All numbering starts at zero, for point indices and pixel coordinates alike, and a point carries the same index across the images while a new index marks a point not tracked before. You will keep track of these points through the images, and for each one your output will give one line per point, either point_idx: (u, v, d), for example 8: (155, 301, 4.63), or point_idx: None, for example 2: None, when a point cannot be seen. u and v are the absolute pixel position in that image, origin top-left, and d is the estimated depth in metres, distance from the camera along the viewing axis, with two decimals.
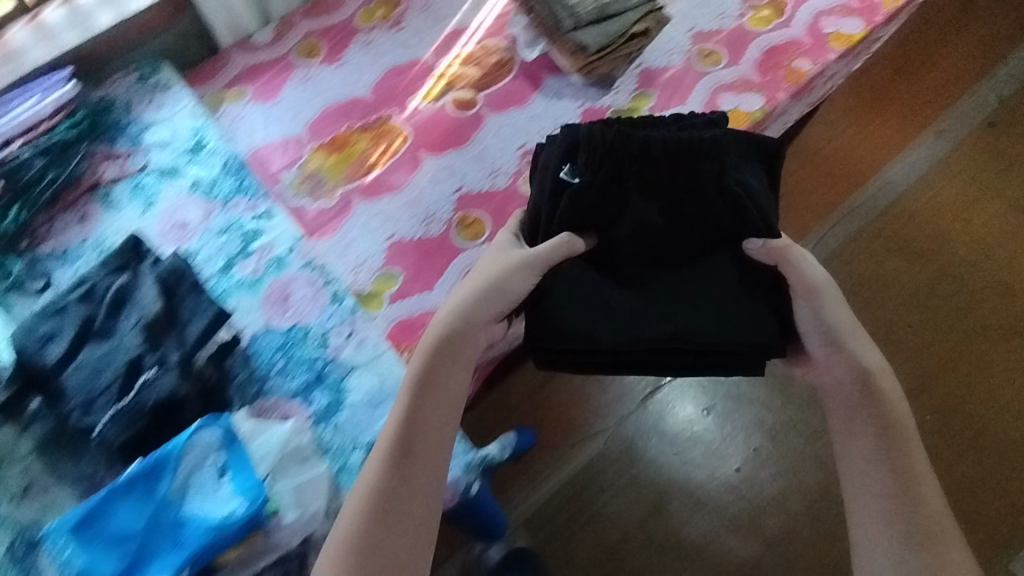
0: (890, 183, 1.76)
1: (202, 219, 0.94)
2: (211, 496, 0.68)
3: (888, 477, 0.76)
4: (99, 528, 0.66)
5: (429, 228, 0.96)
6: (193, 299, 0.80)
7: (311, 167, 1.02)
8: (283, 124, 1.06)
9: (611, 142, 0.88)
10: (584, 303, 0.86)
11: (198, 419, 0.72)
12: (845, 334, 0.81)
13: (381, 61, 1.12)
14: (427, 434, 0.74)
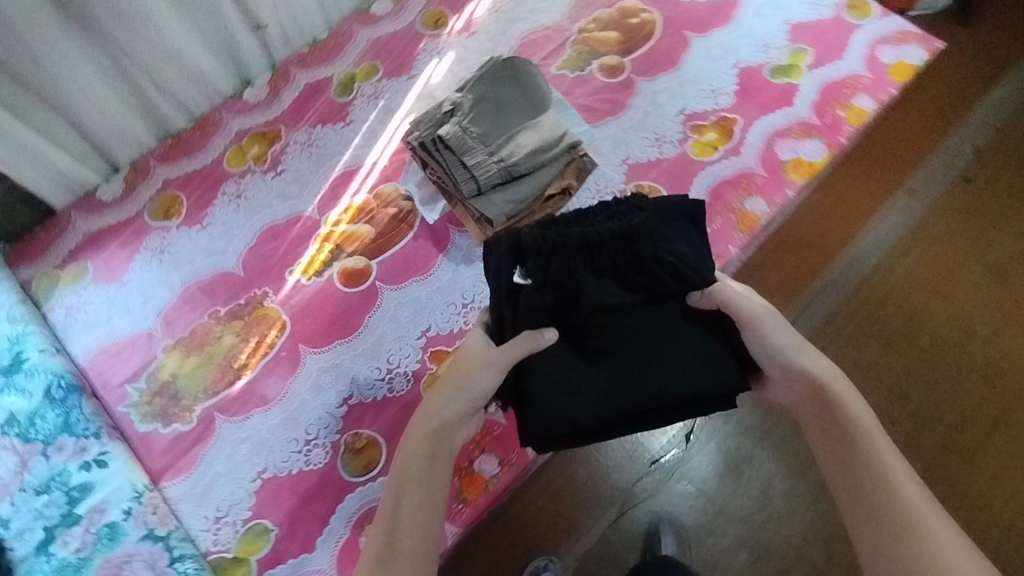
0: (861, 253, 1.26)
1: (13, 472, 0.73)
2: None
3: (876, 519, 0.56)
4: None
5: (310, 458, 0.77)
6: None
7: (163, 375, 0.82)
8: (131, 314, 0.86)
9: (556, 232, 0.71)
10: (552, 388, 0.71)
11: None
12: (788, 356, 0.67)
13: (253, 219, 0.92)
14: (411, 540, 0.63)
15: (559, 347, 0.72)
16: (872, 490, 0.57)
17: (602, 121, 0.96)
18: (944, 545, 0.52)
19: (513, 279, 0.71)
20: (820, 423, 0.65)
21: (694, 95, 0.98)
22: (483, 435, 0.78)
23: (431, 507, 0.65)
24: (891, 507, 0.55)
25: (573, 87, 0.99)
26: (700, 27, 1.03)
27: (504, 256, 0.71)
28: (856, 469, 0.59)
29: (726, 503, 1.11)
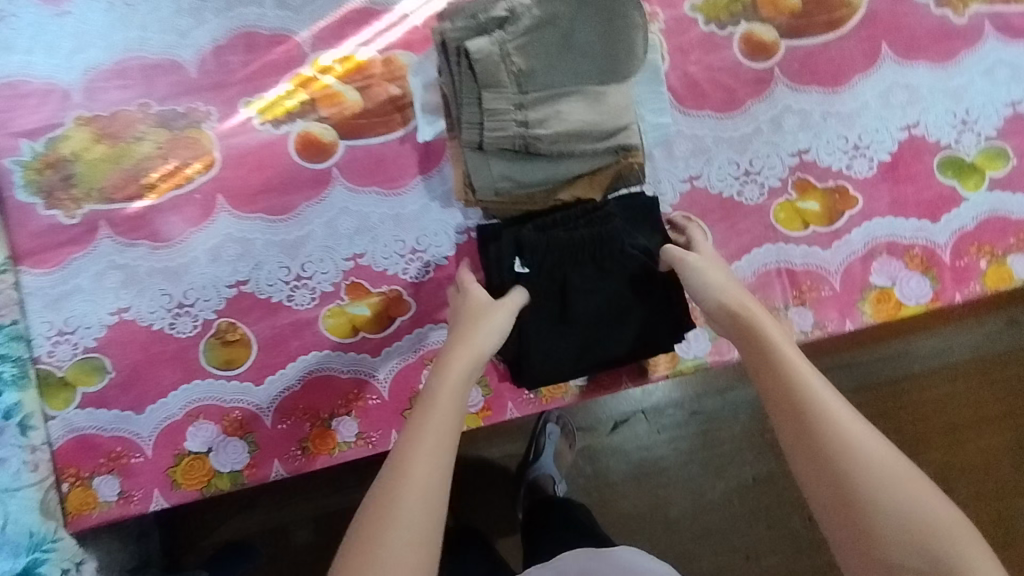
0: (906, 354, 1.05)
1: None
2: None
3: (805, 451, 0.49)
4: None
5: (177, 324, 0.69)
6: None
7: (63, 150, 0.71)
8: (55, 57, 0.71)
9: (559, 230, 0.62)
10: (535, 339, 0.63)
11: None
12: (719, 293, 0.58)
13: (235, 12, 0.72)
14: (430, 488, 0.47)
15: (549, 308, 0.63)
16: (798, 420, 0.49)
17: (699, 112, 0.71)
18: (891, 477, 0.46)
19: (511, 266, 0.62)
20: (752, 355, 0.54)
21: (828, 139, 0.72)
22: (357, 398, 0.69)
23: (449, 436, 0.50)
24: (832, 442, 0.47)
25: (693, 44, 0.72)
26: (906, 49, 0.72)
27: (505, 244, 0.62)
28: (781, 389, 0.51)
29: (613, 497, 1.13)
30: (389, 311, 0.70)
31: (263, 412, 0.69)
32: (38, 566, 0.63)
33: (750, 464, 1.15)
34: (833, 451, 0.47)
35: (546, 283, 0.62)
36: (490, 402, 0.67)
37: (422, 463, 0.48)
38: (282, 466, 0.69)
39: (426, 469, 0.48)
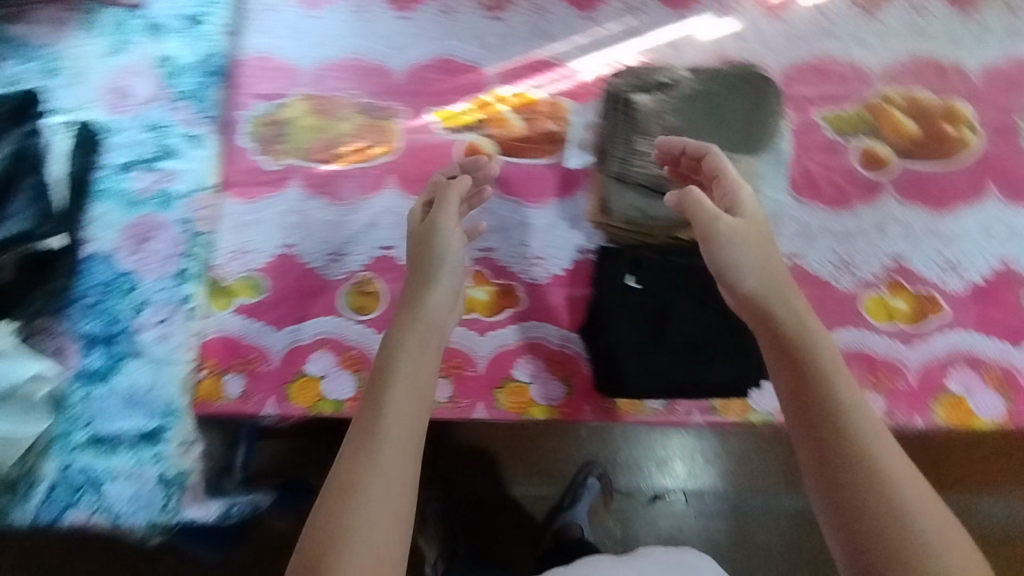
0: (956, 497, 1.06)
1: (143, 100, 0.85)
2: None
3: (839, 474, 0.52)
4: None
5: (329, 267, 0.83)
6: (25, 199, 0.80)
7: (284, 114, 0.88)
8: (300, 45, 0.90)
9: (675, 259, 0.78)
10: (631, 345, 0.76)
11: None
12: (767, 302, 0.61)
13: (444, 42, 0.90)
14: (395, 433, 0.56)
15: (648, 323, 0.76)
16: (837, 442, 0.53)
17: (810, 202, 0.81)
18: (915, 509, 0.49)
19: (626, 282, 0.77)
20: (790, 377, 0.57)
21: (925, 252, 0.79)
22: (456, 366, 0.78)
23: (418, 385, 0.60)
24: (867, 473, 0.51)
25: (816, 146, 0.82)
26: (1012, 193, 0.80)
27: (625, 262, 0.78)
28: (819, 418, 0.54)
29: None
30: (503, 301, 0.80)
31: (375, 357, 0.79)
32: (164, 430, 0.76)
33: (784, 572, 1.14)
34: (863, 484, 0.50)
35: (653, 301, 0.76)
36: (569, 401, 0.76)
37: (396, 402, 0.57)
38: None
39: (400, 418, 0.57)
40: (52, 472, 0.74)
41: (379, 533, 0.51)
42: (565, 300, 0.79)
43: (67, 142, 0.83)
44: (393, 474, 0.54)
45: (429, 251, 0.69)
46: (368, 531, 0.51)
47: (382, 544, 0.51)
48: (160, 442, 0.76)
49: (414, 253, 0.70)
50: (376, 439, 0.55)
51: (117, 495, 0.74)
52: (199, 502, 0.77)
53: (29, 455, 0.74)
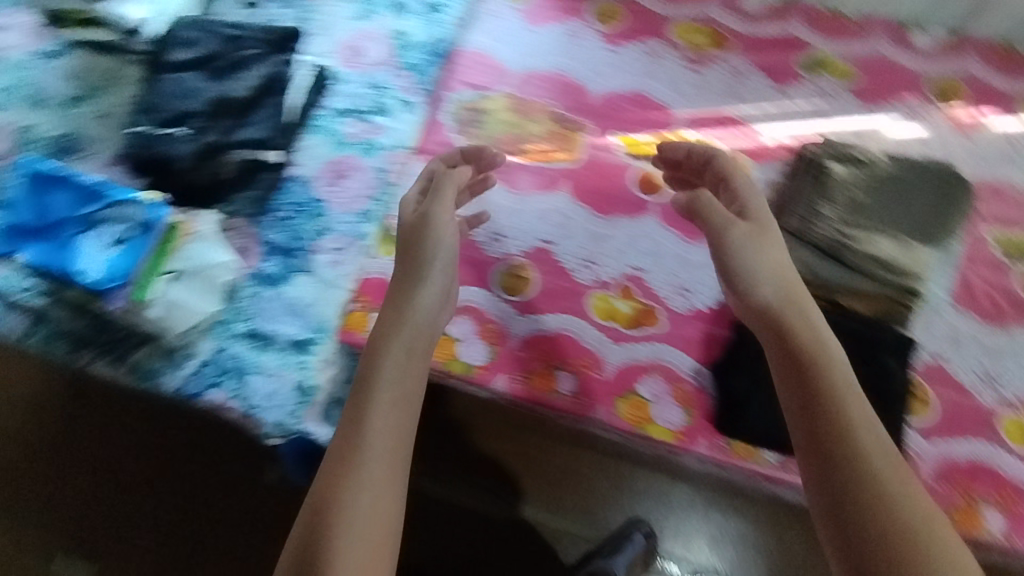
0: None
1: (373, 62, 0.96)
2: (94, 251, 0.82)
3: (842, 496, 0.53)
4: (53, 189, 0.85)
5: (490, 244, 0.89)
6: (265, 112, 0.88)
7: (486, 104, 0.97)
8: (514, 51, 1.00)
9: (837, 320, 0.79)
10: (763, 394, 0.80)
11: (159, 196, 0.85)
12: (780, 311, 0.63)
13: (642, 80, 0.98)
14: (380, 461, 0.58)
15: None
16: (840, 462, 0.55)
17: (966, 311, 0.82)
18: (912, 518, 0.51)
19: None
20: (796, 388, 0.59)
21: None
22: (584, 366, 0.83)
23: (401, 398, 0.61)
24: (866, 485, 0.53)
25: (982, 260, 0.84)
26: None
27: None
28: (825, 428, 0.56)
29: None
30: (644, 319, 0.85)
31: (513, 336, 0.84)
32: (310, 343, 0.82)
33: None
34: (865, 501, 0.53)
35: None
36: (687, 428, 0.80)
37: (380, 426, 0.59)
38: (503, 384, 0.82)
39: (384, 442, 0.59)
40: (208, 351, 0.81)
41: (368, 549, 0.54)
42: (701, 335, 0.84)
43: (304, 78, 0.93)
44: (379, 504, 0.56)
45: (421, 239, 0.71)
46: (355, 559, 0.53)
47: (372, 561, 0.53)
48: (306, 354, 0.82)
49: (402, 250, 0.71)
50: (358, 468, 0.57)
51: (257, 389, 0.80)
52: (320, 420, 0.80)
53: (194, 330, 0.82)
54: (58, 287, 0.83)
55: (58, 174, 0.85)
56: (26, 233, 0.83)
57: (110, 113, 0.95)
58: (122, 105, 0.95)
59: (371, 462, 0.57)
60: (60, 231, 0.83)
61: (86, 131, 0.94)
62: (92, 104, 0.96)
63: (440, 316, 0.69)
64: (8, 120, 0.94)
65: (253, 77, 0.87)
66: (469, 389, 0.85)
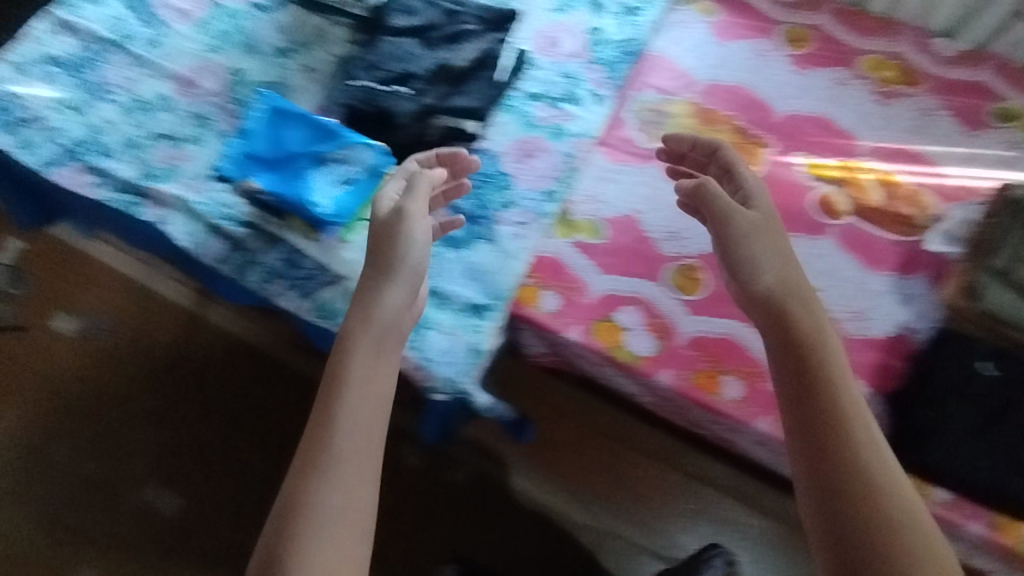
0: None
1: (568, 53, 1.00)
2: (323, 187, 0.86)
3: (829, 468, 0.64)
4: (286, 123, 0.88)
5: (665, 242, 0.91)
6: (478, 86, 0.89)
7: (670, 108, 1.00)
8: (701, 62, 1.03)
9: None
10: (947, 428, 0.79)
11: (381, 142, 0.86)
12: (789, 300, 0.73)
13: (828, 104, 1.00)
14: (353, 452, 0.66)
15: (982, 413, 0.80)
16: (832, 438, 0.66)
17: None
18: (892, 499, 0.63)
19: (983, 366, 0.81)
20: (797, 380, 0.69)
21: None
22: (752, 374, 0.84)
23: (372, 389, 0.70)
24: (859, 471, 0.64)
25: None
26: None
27: (987, 347, 0.82)
28: (822, 422, 0.67)
29: None
30: None
31: (681, 334, 0.86)
32: (486, 308, 0.85)
33: None
34: (858, 485, 0.63)
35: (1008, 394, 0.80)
36: None
37: (351, 419, 0.67)
38: (669, 378, 0.84)
39: (350, 434, 0.67)
40: None
41: (340, 528, 0.63)
42: (874, 363, 0.85)
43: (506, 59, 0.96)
44: (348, 492, 0.64)
45: (392, 246, 0.75)
46: (328, 539, 0.62)
47: (344, 539, 0.62)
48: (481, 317, 0.84)
49: (376, 240, 0.77)
50: (328, 461, 0.65)
51: (433, 343, 0.82)
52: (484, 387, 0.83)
53: None
54: (273, 216, 0.87)
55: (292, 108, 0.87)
56: (260, 162, 0.88)
57: (316, 68, 1.00)
58: (328, 62, 1.00)
59: (338, 456, 0.65)
60: (291, 164, 0.87)
61: (293, 81, 0.99)
62: (299, 57, 1.01)
63: (410, 313, 0.75)
64: (225, 61, 1.00)
65: (473, 49, 0.89)
66: (630, 380, 0.88)
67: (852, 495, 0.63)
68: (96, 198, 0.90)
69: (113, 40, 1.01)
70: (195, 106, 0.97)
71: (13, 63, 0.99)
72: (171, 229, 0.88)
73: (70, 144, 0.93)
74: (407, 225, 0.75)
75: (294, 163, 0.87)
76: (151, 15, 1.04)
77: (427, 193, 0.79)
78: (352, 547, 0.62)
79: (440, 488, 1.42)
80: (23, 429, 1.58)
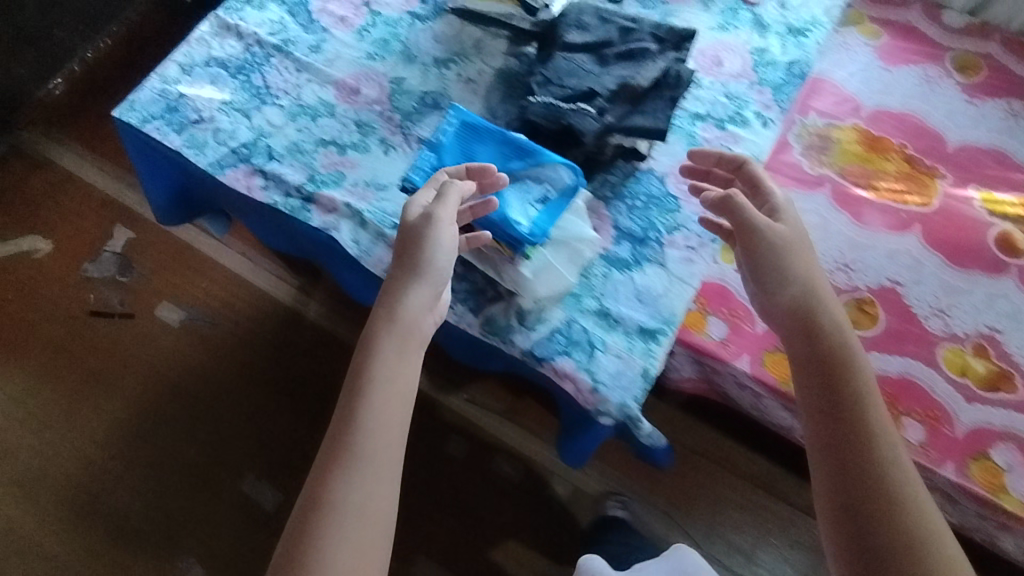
0: None
1: (732, 73, 0.98)
2: (523, 204, 0.82)
3: (851, 483, 0.65)
4: (474, 139, 0.85)
5: (836, 274, 0.88)
6: (655, 104, 0.86)
7: (834, 134, 0.97)
8: (866, 87, 1.01)
9: None
10: None
11: (572, 161, 0.85)
12: (820, 318, 0.72)
13: (1002, 136, 0.96)
14: (377, 450, 0.67)
15: None
16: (855, 453, 0.66)
17: None
18: (915, 516, 0.63)
19: None
20: (823, 394, 0.70)
21: None
22: (933, 419, 0.81)
23: (399, 379, 0.71)
24: (881, 485, 0.64)
25: None
26: None
27: None
28: (845, 436, 0.67)
29: None
30: (1000, 383, 0.83)
31: None
32: (658, 333, 0.82)
33: None
34: (879, 500, 0.63)
35: None
36: None
37: (375, 410, 0.68)
38: None
39: (375, 424, 0.68)
40: (558, 319, 0.82)
41: (369, 518, 0.64)
42: None
43: None
44: (373, 483, 0.65)
45: (421, 246, 0.75)
46: (355, 527, 0.63)
47: (370, 528, 0.64)
48: (653, 342, 0.81)
49: (404, 242, 0.75)
50: (355, 455, 0.66)
51: (604, 366, 0.80)
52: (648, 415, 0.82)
53: (548, 297, 0.83)
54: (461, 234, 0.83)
55: (478, 125, 0.86)
56: None
57: (476, 79, 1.00)
58: (486, 73, 1.00)
59: (363, 448, 0.66)
60: None
61: (452, 92, 0.99)
62: (457, 68, 1.01)
63: (431, 316, 0.76)
64: (384, 69, 1.01)
65: (655, 68, 0.87)
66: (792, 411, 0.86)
67: (874, 512, 0.63)
68: (263, 201, 0.91)
69: (275, 44, 1.03)
70: (356, 113, 0.97)
71: (180, 64, 1.01)
72: (341, 236, 0.89)
73: (237, 147, 0.95)
74: (437, 233, 0.75)
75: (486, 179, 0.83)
76: (310, 20, 1.05)
77: (457, 205, 0.77)
78: (377, 536, 0.64)
79: (542, 508, 1.36)
80: (119, 414, 1.56)
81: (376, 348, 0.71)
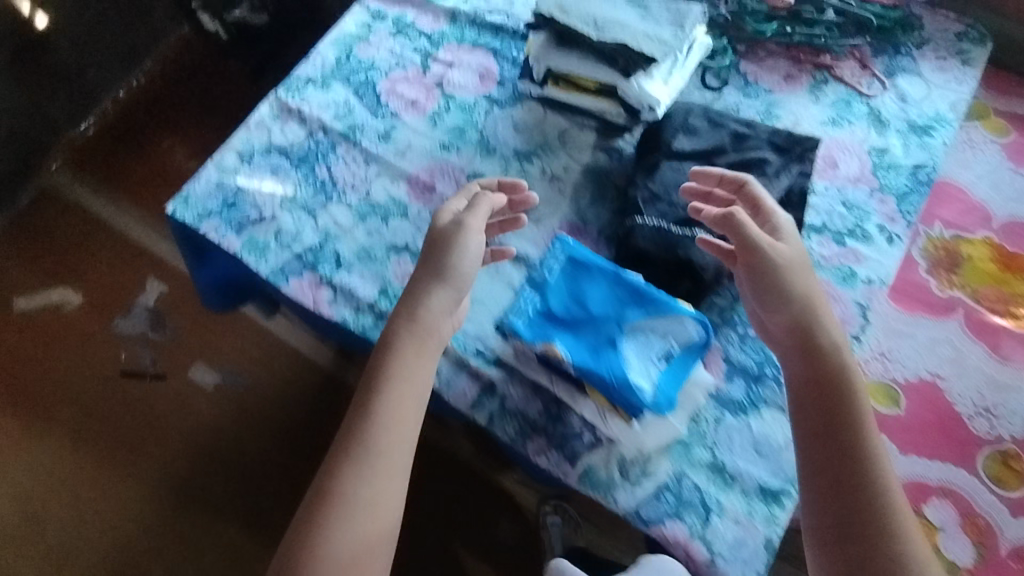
0: None
1: (851, 177, 0.87)
2: (642, 360, 0.74)
3: (845, 510, 0.62)
4: (585, 278, 0.78)
5: (975, 420, 0.78)
6: None
7: (964, 248, 0.87)
8: (997, 194, 0.90)
9: None
10: None
11: (692, 307, 0.77)
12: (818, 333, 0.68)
13: None
14: (388, 448, 0.64)
15: None
16: (848, 473, 0.63)
17: None
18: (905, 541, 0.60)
19: None
20: (818, 411, 0.66)
21: None
22: None
23: (416, 381, 0.67)
24: (875, 512, 0.61)
25: None
26: None
27: None
28: (835, 455, 0.64)
29: None
30: None
31: (1005, 540, 0.73)
32: (781, 495, 0.71)
33: None
34: (870, 525, 0.61)
35: None
36: None
37: (388, 407, 0.65)
38: None
39: (390, 424, 0.65)
40: (664, 472, 0.73)
41: (376, 515, 0.62)
42: None
43: None
44: (381, 482, 0.63)
45: (447, 252, 0.72)
46: (360, 528, 0.61)
47: (374, 531, 0.62)
48: (775, 505, 0.71)
49: (428, 245, 0.73)
50: (364, 454, 0.63)
51: (721, 534, 0.70)
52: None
53: (655, 448, 0.73)
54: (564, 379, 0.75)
55: (590, 262, 0.79)
56: (558, 322, 0.77)
57: (563, 177, 0.90)
58: (573, 171, 0.90)
59: (373, 444, 0.64)
60: (595, 328, 0.75)
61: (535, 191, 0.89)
62: (541, 162, 0.91)
63: (450, 320, 0.73)
64: (460, 162, 0.92)
65: (777, 185, 0.78)
66: None
67: (864, 537, 0.61)
68: (332, 316, 0.82)
69: (342, 130, 0.94)
70: (430, 214, 0.89)
71: (238, 151, 0.93)
72: None
73: (302, 251, 0.86)
74: (463, 241, 0.72)
75: (599, 328, 0.75)
76: (378, 103, 0.96)
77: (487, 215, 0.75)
78: (380, 536, 0.62)
79: None
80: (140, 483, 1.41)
81: (392, 347, 0.68)
